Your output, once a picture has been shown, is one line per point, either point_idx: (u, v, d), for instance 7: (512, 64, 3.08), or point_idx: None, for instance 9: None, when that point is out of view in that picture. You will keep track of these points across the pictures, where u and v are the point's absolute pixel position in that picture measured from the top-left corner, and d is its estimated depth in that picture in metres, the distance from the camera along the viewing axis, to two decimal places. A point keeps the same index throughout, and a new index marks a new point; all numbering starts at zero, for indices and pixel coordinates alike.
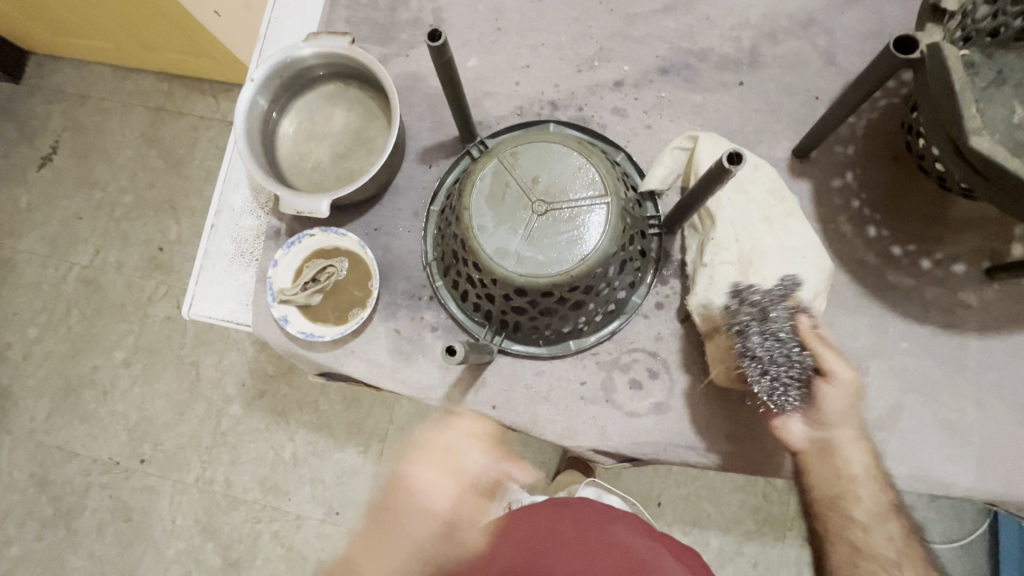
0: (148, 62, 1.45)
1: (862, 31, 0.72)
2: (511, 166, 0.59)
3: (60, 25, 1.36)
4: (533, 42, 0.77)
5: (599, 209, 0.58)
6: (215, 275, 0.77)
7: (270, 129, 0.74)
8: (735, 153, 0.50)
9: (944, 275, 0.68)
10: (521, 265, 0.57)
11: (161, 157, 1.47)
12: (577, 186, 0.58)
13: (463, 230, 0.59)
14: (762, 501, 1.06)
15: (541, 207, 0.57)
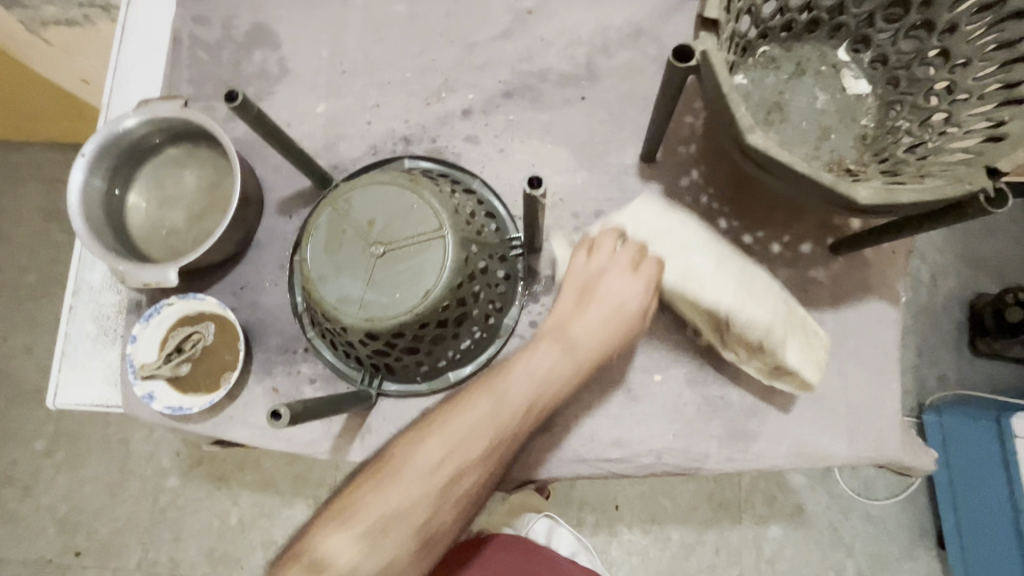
0: (30, 136, 1.39)
1: (689, 35, 0.76)
2: (345, 212, 0.58)
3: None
4: (380, 81, 0.77)
5: (437, 242, 0.58)
6: (79, 358, 0.74)
7: (116, 201, 0.72)
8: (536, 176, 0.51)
9: (794, 256, 0.71)
10: (366, 311, 0.57)
11: (60, 231, 1.41)
12: (412, 223, 0.58)
13: (307, 282, 0.59)
14: (712, 487, 1.07)
15: (379, 249, 0.57)
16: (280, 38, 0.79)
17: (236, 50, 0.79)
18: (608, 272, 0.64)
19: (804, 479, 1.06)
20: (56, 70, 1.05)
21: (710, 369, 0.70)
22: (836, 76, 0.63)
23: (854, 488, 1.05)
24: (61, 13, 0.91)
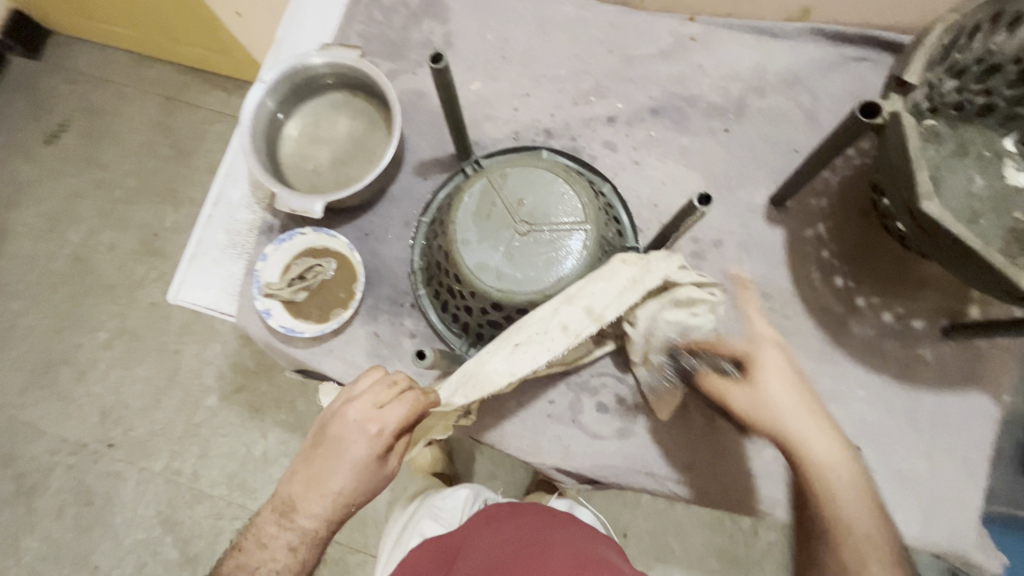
0: (167, 53, 1.49)
1: (842, 93, 0.77)
2: (498, 186, 0.62)
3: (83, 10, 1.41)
4: (534, 73, 0.81)
5: (577, 234, 0.61)
6: (205, 264, 0.79)
7: (276, 129, 0.78)
8: (706, 195, 0.52)
9: (904, 329, 0.71)
10: (499, 280, 0.61)
11: (170, 145, 1.50)
12: (558, 211, 0.62)
13: (448, 241, 0.63)
14: (724, 540, 1.06)
15: (524, 228, 0.61)
16: (450, 13, 0.83)
17: (408, 16, 0.84)
18: (354, 414, 0.58)
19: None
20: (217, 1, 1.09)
21: None
22: (998, 164, 0.62)
23: None
24: None
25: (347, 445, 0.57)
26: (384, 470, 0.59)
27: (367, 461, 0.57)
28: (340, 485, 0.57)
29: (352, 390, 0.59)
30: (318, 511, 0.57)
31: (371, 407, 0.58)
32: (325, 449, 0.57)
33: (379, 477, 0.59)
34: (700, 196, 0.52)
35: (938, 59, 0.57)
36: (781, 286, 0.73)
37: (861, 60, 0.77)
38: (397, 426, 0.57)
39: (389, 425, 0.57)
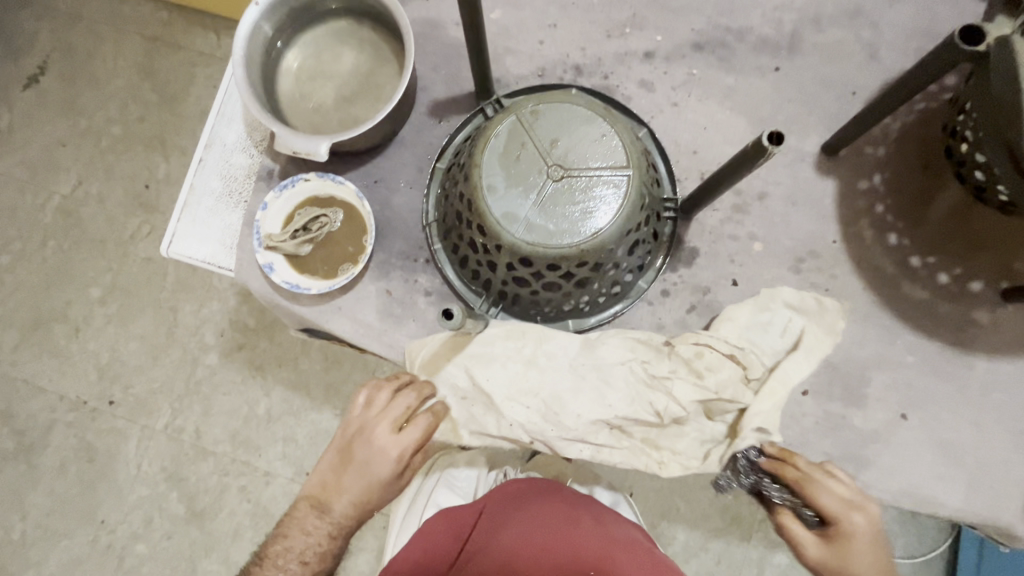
0: None
1: (909, 28, 0.68)
2: (529, 125, 0.56)
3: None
4: (563, 1, 0.72)
5: (617, 180, 0.55)
6: (199, 213, 0.72)
7: (274, 61, 0.69)
8: (777, 132, 0.45)
9: (960, 292, 0.66)
10: (529, 232, 0.54)
11: (155, 89, 1.39)
12: (596, 154, 0.55)
13: (471, 186, 0.56)
14: (735, 503, 1.05)
15: (557, 173, 0.54)
16: None
17: None
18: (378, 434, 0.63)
19: None
20: None
21: (839, 385, 0.65)
22: None
23: None
24: None
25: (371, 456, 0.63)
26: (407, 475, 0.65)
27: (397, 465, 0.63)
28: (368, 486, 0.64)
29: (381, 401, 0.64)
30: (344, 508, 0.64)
31: (395, 426, 0.63)
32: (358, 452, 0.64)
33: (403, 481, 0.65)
34: (771, 134, 0.45)
35: None
36: (830, 243, 0.67)
37: None
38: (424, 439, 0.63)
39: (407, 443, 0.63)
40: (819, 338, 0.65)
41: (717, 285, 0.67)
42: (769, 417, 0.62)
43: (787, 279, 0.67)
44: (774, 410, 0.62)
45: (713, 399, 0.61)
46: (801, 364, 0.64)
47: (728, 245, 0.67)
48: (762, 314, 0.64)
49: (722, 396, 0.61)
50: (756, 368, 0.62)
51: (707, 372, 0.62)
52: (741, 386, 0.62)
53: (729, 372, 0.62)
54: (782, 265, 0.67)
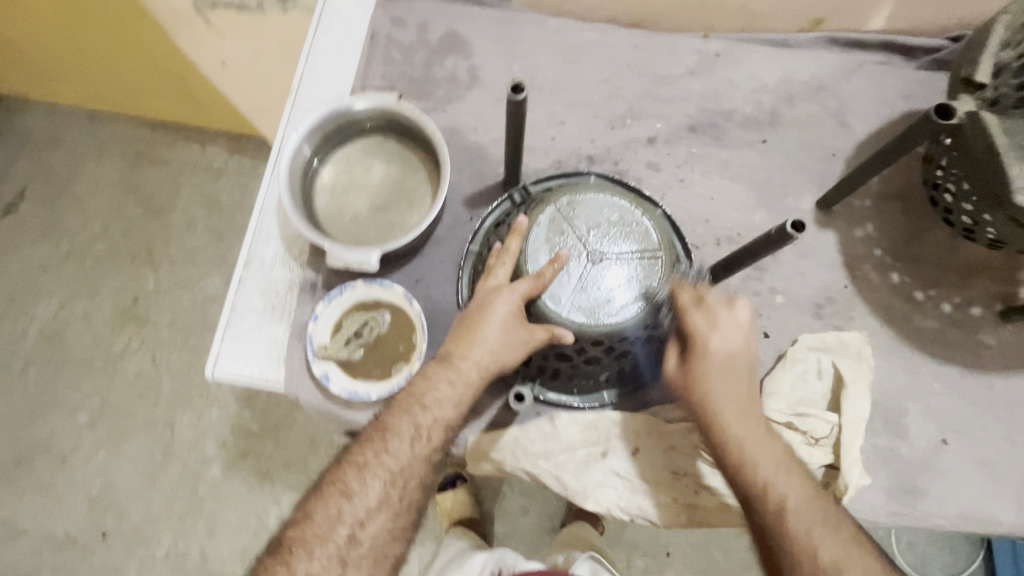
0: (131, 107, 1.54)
1: (866, 97, 0.80)
2: (567, 214, 0.62)
3: (52, 55, 1.35)
4: (566, 101, 0.80)
5: (649, 261, 0.61)
6: (242, 330, 0.73)
7: (310, 178, 0.74)
8: (798, 221, 0.51)
9: (963, 318, 0.73)
10: (574, 313, 0.59)
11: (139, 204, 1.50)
12: (629, 240, 0.61)
13: (515, 272, 0.62)
14: None
15: (596, 258, 0.60)
16: (473, 48, 0.83)
17: (429, 54, 0.83)
18: (452, 346, 0.60)
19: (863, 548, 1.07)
20: (201, 52, 1.17)
21: (879, 420, 0.69)
22: None
23: (911, 564, 1.06)
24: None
25: (443, 391, 0.58)
26: (506, 350, 0.58)
27: (494, 333, 0.58)
28: (434, 420, 0.59)
29: (496, 277, 0.61)
30: (401, 451, 0.58)
31: (465, 327, 0.59)
32: (466, 324, 0.60)
33: (494, 359, 0.58)
34: (793, 222, 0.51)
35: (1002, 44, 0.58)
36: (843, 287, 0.74)
37: (877, 64, 0.81)
38: (517, 308, 0.58)
39: (489, 340, 0.58)
40: (856, 369, 0.68)
41: (752, 339, 0.72)
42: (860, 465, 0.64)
43: (813, 326, 0.72)
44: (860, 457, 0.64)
45: None
46: (858, 400, 0.66)
47: (753, 301, 0.73)
48: (797, 368, 0.68)
49: None
50: (820, 428, 0.64)
51: None
52: (807, 448, 0.63)
53: (788, 441, 0.63)
54: (805, 313, 0.73)
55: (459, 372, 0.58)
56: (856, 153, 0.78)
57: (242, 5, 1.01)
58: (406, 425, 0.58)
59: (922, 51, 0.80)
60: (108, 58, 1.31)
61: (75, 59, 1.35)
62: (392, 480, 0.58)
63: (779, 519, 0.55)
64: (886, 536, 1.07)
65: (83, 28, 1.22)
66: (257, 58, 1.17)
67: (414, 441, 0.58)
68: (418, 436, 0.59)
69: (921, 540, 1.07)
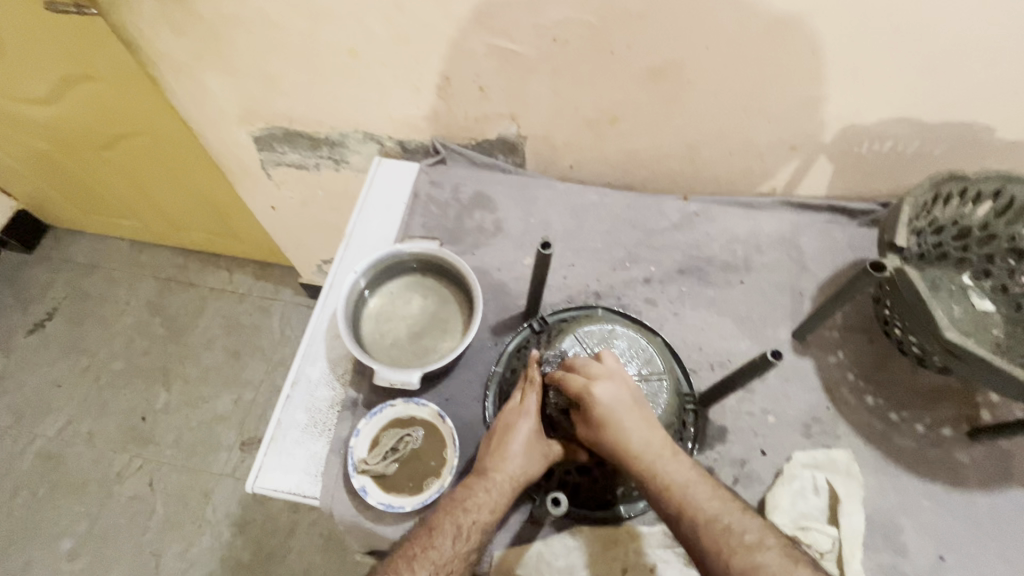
0: (185, 227, 1.85)
1: (820, 247, 0.97)
2: (583, 341, 0.75)
3: (142, 182, 1.63)
4: (575, 247, 0.97)
5: (653, 380, 0.74)
6: (284, 444, 0.79)
7: (360, 308, 0.86)
8: (777, 350, 0.64)
9: (937, 438, 0.81)
10: None
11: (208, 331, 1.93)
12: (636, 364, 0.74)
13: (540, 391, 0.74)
14: None
15: None
16: (498, 204, 1.02)
17: (462, 209, 1.01)
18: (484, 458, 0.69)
19: None
20: (256, 199, 1.42)
21: (878, 535, 0.74)
22: (965, 295, 0.81)
23: None
24: (301, 159, 1.22)
25: (481, 496, 0.65)
26: (529, 461, 0.68)
27: (518, 446, 0.68)
28: (474, 520, 0.64)
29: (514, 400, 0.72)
30: (446, 548, 0.62)
31: (492, 442, 0.70)
32: (493, 440, 0.70)
33: (521, 470, 0.67)
34: (773, 351, 0.64)
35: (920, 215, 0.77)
36: (826, 408, 0.83)
37: (826, 222, 0.99)
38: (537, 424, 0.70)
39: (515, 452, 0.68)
40: (849, 485, 0.75)
41: (751, 456, 0.79)
42: None
43: (804, 443, 0.80)
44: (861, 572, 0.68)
45: None
46: (854, 515, 0.72)
47: (748, 420, 0.82)
48: (795, 483, 0.75)
49: None
50: (823, 542, 0.70)
51: None
52: None
53: None
54: (796, 431, 0.81)
55: (493, 478, 0.67)
56: (819, 291, 0.93)
57: (301, 164, 1.24)
58: (450, 526, 0.63)
59: (859, 212, 0.99)
60: (177, 193, 1.62)
61: (149, 192, 1.68)
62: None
63: (744, 572, 0.59)
64: None
65: (165, 175, 1.55)
66: (304, 203, 1.38)
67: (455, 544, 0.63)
68: (460, 534, 0.63)
69: None
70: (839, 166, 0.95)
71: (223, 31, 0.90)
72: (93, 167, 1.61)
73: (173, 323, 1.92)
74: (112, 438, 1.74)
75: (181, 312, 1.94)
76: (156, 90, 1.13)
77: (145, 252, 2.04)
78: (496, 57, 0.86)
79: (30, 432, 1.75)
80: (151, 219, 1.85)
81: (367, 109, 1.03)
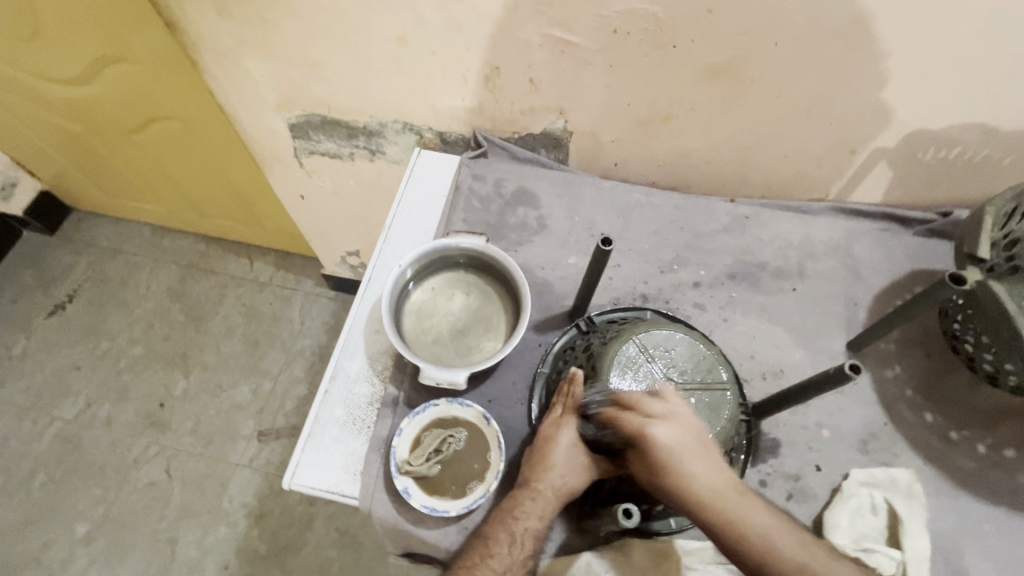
0: (208, 213, 1.83)
1: (876, 256, 0.94)
2: (644, 345, 0.69)
3: (170, 168, 1.62)
4: (622, 247, 0.94)
5: (718, 390, 0.68)
6: (322, 441, 0.77)
7: (401, 302, 0.83)
8: (854, 363, 0.60)
9: (1000, 459, 0.78)
10: None
11: (225, 319, 1.90)
12: (696, 371, 0.68)
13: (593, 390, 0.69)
14: None
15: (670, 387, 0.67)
16: (541, 201, 0.99)
17: (504, 204, 0.98)
18: (526, 471, 0.65)
19: None
20: (286, 188, 1.40)
21: (940, 560, 0.71)
22: None
23: None
24: (336, 148, 1.19)
25: (528, 505, 0.63)
26: (575, 470, 0.65)
27: (563, 455, 0.65)
28: (526, 528, 0.62)
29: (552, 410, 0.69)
30: (501, 557, 0.61)
31: (535, 453, 0.66)
32: (535, 451, 0.67)
33: (566, 480, 0.64)
34: (850, 364, 0.60)
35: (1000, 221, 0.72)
36: (883, 424, 0.80)
37: (882, 230, 0.96)
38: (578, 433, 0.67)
39: (559, 463, 0.65)
40: (910, 506, 0.71)
41: (805, 471, 0.76)
42: None
43: (860, 460, 0.77)
44: None
45: None
46: (918, 538, 0.68)
47: (802, 434, 0.79)
48: (851, 502, 0.72)
49: None
50: (887, 565, 0.66)
51: None
52: None
53: None
54: (852, 447, 0.78)
55: (537, 489, 0.63)
56: (874, 302, 0.90)
57: (335, 153, 1.21)
58: (504, 534, 0.62)
59: (916, 222, 0.96)
60: (203, 178, 1.60)
61: (175, 177, 1.66)
62: None
63: None
64: None
65: (191, 159, 1.52)
66: (334, 193, 1.36)
67: (511, 552, 0.61)
68: (515, 542, 0.62)
69: None
70: (899, 173, 0.92)
71: (269, 15, 0.88)
72: (120, 149, 1.60)
73: (193, 310, 1.91)
74: (130, 423, 1.73)
75: (201, 299, 1.93)
76: (192, 73, 1.11)
77: (167, 238, 2.03)
78: (551, 49, 0.83)
79: (49, 414, 1.74)
80: (176, 204, 1.84)
81: (410, 98, 1.00)
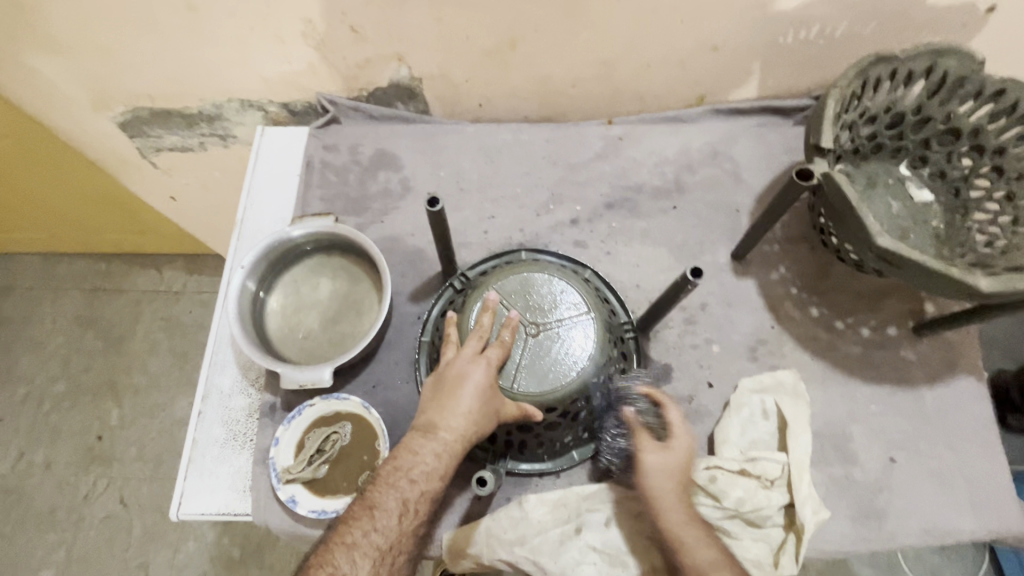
0: (91, 231, 1.68)
1: (754, 155, 0.90)
2: (500, 296, 0.70)
3: (24, 192, 1.44)
4: (494, 196, 0.88)
5: (580, 322, 0.69)
6: (206, 464, 0.73)
7: (260, 304, 0.78)
8: (695, 268, 0.60)
9: (883, 338, 0.79)
10: (524, 382, 0.66)
11: (145, 336, 1.80)
12: (556, 306, 0.69)
13: None
14: None
15: (533, 328, 0.68)
16: (402, 161, 0.91)
17: (362, 171, 0.91)
18: (432, 418, 0.61)
19: (873, 570, 1.13)
20: (152, 191, 1.27)
21: (830, 448, 0.73)
22: (902, 186, 0.77)
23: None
24: (181, 141, 1.06)
25: (429, 464, 0.58)
26: (484, 416, 0.61)
27: (468, 399, 0.60)
28: (421, 492, 0.58)
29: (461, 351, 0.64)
30: (390, 529, 0.57)
31: (439, 396, 0.62)
32: (443, 391, 0.62)
33: (473, 426, 0.60)
34: (691, 270, 0.60)
35: (852, 102, 0.70)
36: (770, 327, 0.80)
37: (758, 125, 0.92)
38: (488, 375, 0.62)
39: (468, 409, 0.60)
40: (796, 405, 0.72)
41: (698, 390, 0.76)
42: (815, 500, 0.66)
43: (750, 368, 0.77)
44: (810, 493, 0.66)
45: (738, 514, 0.65)
46: (802, 436, 0.70)
47: (692, 354, 0.78)
48: (743, 413, 0.72)
49: (745, 511, 0.65)
50: (773, 470, 0.67)
51: (723, 495, 0.65)
52: (763, 491, 0.66)
53: (744, 488, 0.66)
54: (742, 357, 0.78)
55: (436, 440, 0.59)
56: (757, 205, 0.88)
57: (183, 146, 1.08)
58: (394, 502, 0.57)
59: (795, 110, 0.91)
60: (65, 196, 1.45)
61: (36, 200, 1.50)
62: (381, 552, 0.56)
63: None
64: (892, 555, 1.14)
65: (41, 180, 1.36)
66: (204, 188, 1.24)
67: (400, 514, 0.57)
68: (406, 511, 0.58)
69: (927, 553, 1.14)
70: (766, 62, 0.86)
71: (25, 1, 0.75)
72: None
73: (108, 335, 1.80)
74: (71, 462, 1.66)
75: (114, 321, 1.82)
76: None
77: (61, 263, 1.88)
78: None
79: None
80: (53, 228, 1.68)
81: (232, 73, 0.88)
